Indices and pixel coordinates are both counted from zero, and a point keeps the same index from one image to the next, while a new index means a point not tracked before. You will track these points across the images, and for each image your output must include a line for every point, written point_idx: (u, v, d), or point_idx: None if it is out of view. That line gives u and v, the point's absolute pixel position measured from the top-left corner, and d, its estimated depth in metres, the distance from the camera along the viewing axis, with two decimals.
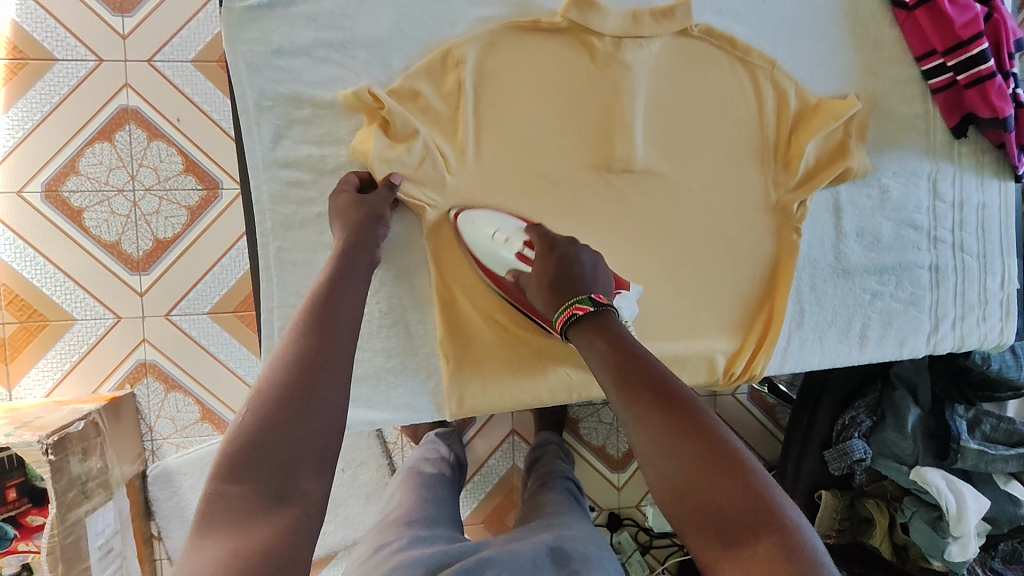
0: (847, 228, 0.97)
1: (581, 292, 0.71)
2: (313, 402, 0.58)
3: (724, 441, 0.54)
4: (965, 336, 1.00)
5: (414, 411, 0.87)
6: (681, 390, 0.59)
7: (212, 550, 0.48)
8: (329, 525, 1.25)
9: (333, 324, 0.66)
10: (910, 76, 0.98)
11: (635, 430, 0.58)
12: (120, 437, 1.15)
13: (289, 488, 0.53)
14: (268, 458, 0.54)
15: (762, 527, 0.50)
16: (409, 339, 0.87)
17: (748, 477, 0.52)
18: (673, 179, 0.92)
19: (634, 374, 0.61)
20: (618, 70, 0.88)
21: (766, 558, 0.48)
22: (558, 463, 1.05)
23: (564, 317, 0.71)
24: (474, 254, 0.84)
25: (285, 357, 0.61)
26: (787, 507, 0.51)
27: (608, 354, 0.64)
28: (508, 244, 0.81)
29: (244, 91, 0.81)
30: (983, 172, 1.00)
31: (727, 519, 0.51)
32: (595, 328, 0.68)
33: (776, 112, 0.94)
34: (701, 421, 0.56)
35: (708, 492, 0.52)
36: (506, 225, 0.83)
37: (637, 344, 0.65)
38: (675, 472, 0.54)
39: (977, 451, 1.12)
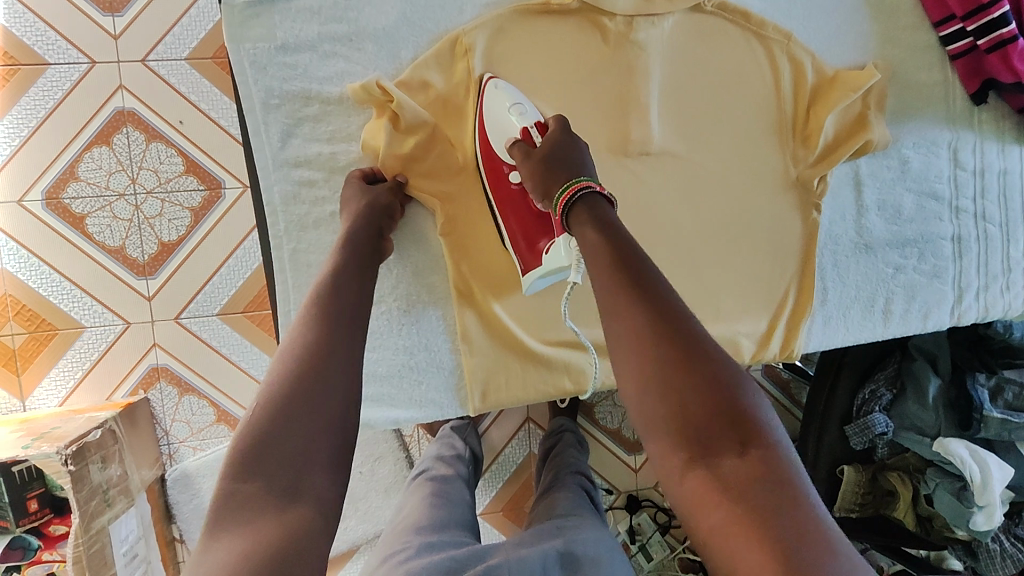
0: (868, 202, 0.95)
1: (586, 175, 0.69)
2: (326, 386, 0.57)
3: (709, 350, 0.53)
4: (989, 307, 0.99)
5: (437, 408, 0.86)
6: (670, 293, 0.57)
7: (224, 549, 0.46)
8: (351, 520, 1.25)
9: (342, 312, 0.64)
10: (927, 43, 0.96)
11: (620, 329, 0.56)
12: (137, 442, 1.15)
13: (303, 484, 0.51)
14: (278, 448, 0.52)
15: (736, 435, 0.49)
16: (430, 336, 0.85)
17: (730, 388, 0.51)
18: (689, 160, 0.90)
19: (626, 272, 0.58)
20: (630, 50, 0.86)
21: (738, 466, 0.48)
22: (568, 455, 1.04)
23: (569, 192, 0.67)
24: (483, 115, 0.80)
25: (297, 343, 0.59)
26: (772, 428, 0.50)
27: (598, 248, 0.62)
28: (518, 119, 0.77)
29: (250, 91, 0.79)
30: (1004, 139, 0.99)
31: (707, 427, 0.50)
32: (589, 220, 0.64)
33: (794, 87, 0.92)
34: (691, 330, 0.54)
35: (687, 395, 0.51)
36: (526, 106, 0.79)
37: (634, 246, 0.61)
38: (655, 374, 0.53)
39: (1000, 421, 1.10)
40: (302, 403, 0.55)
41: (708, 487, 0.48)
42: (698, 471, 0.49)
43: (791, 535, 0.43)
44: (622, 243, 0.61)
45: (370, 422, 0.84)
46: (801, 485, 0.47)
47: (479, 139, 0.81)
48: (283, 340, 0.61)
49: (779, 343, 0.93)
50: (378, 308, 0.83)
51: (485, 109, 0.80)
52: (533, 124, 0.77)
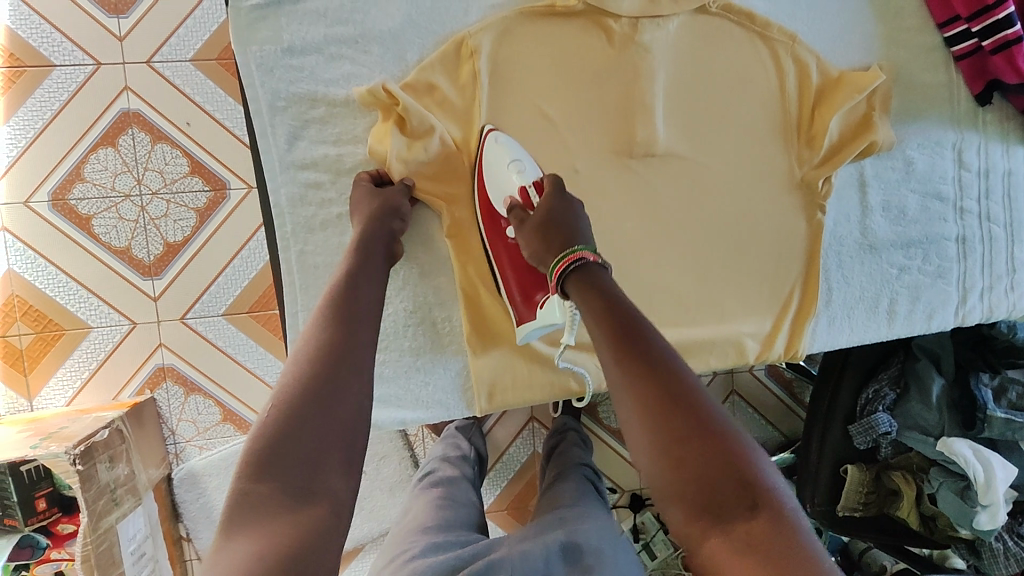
0: (872, 203, 0.95)
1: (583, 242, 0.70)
2: (339, 393, 0.57)
3: (715, 418, 0.53)
4: (993, 307, 0.99)
5: (444, 408, 0.86)
6: (671, 361, 0.57)
7: (239, 547, 0.46)
8: (356, 518, 1.26)
9: (355, 316, 0.64)
10: (932, 44, 0.96)
11: (627, 403, 0.56)
12: (144, 442, 1.16)
13: (314, 485, 0.52)
14: (289, 453, 0.52)
15: (751, 503, 0.49)
16: (436, 337, 0.85)
17: (741, 456, 0.51)
18: (695, 162, 0.90)
19: (629, 341, 0.59)
20: (635, 52, 0.86)
21: (755, 536, 0.47)
22: (573, 451, 1.05)
23: (564, 263, 0.69)
24: (482, 168, 0.81)
25: (308, 348, 0.60)
26: (781, 491, 0.50)
27: (601, 317, 0.62)
28: (518, 177, 0.79)
29: (257, 93, 0.79)
30: (1008, 139, 0.99)
31: (719, 494, 0.49)
32: (590, 287, 0.65)
33: (798, 88, 0.92)
34: (697, 398, 0.54)
35: (698, 463, 0.51)
36: (526, 163, 0.80)
37: (635, 311, 0.62)
38: (664, 444, 0.53)
39: (1004, 421, 1.11)
40: (313, 413, 0.55)
41: (728, 556, 0.47)
42: (716, 542, 0.48)
43: None
44: (624, 311, 0.62)
45: (378, 422, 0.84)
46: (818, 552, 0.46)
47: (478, 194, 0.82)
48: (296, 345, 0.61)
49: (783, 343, 0.94)
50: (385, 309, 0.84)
51: (484, 162, 0.81)
52: (531, 185, 0.78)
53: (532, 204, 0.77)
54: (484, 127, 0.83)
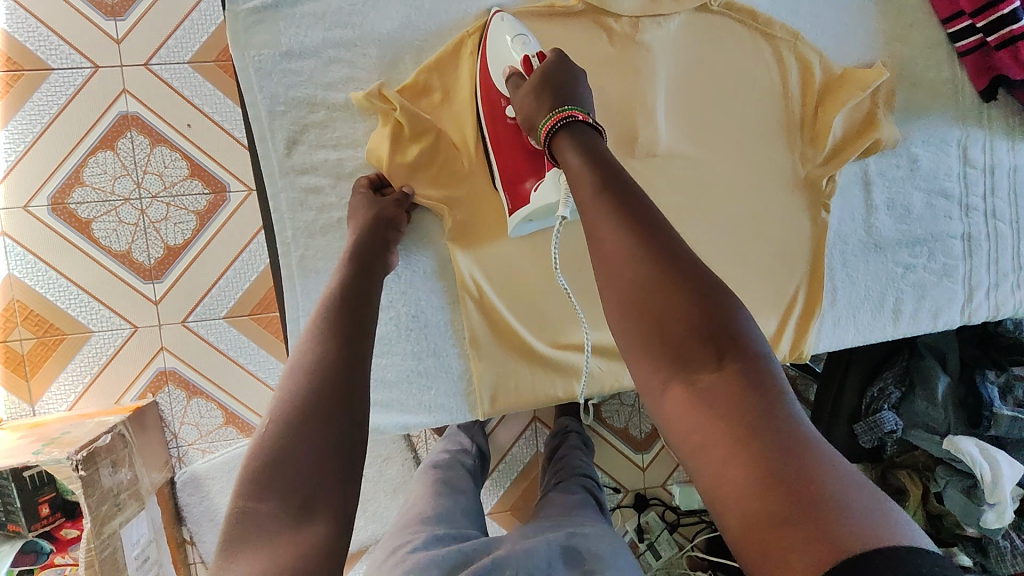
0: (877, 201, 0.94)
1: (576, 103, 0.68)
2: (343, 391, 0.58)
3: (691, 264, 0.52)
4: (999, 305, 0.98)
5: (447, 412, 0.85)
6: (648, 209, 0.56)
7: (243, 567, 0.46)
8: (359, 521, 1.26)
9: (361, 327, 0.65)
10: (936, 39, 0.95)
11: (601, 250, 0.56)
12: (147, 446, 1.15)
13: (316, 500, 0.51)
14: (292, 467, 0.52)
15: (719, 350, 0.48)
16: (438, 340, 0.84)
17: (714, 303, 0.50)
18: (697, 160, 0.89)
19: (607, 194, 0.57)
20: (637, 52, 0.85)
21: (716, 383, 0.47)
22: (575, 457, 1.04)
23: (553, 121, 0.66)
24: (486, 49, 0.78)
25: (302, 366, 0.59)
26: (755, 340, 0.49)
27: (579, 173, 0.61)
28: (519, 49, 0.75)
29: (256, 98, 0.78)
30: (1014, 135, 0.98)
31: (687, 341, 0.49)
32: (574, 146, 0.63)
33: (801, 85, 0.91)
34: (675, 248, 0.53)
35: (667, 312, 0.51)
36: (530, 38, 0.76)
37: (616, 165, 0.60)
38: (636, 298, 0.52)
39: (1010, 418, 1.10)
40: (319, 418, 0.55)
41: (688, 405, 0.48)
42: (680, 391, 0.49)
43: (768, 447, 0.43)
44: (604, 163, 0.60)
45: (380, 426, 0.83)
46: (787, 401, 0.46)
47: (479, 72, 0.79)
48: (293, 353, 0.61)
49: (788, 344, 0.93)
50: (386, 313, 0.83)
51: (489, 42, 0.78)
52: (533, 54, 0.74)
53: (531, 72, 0.72)
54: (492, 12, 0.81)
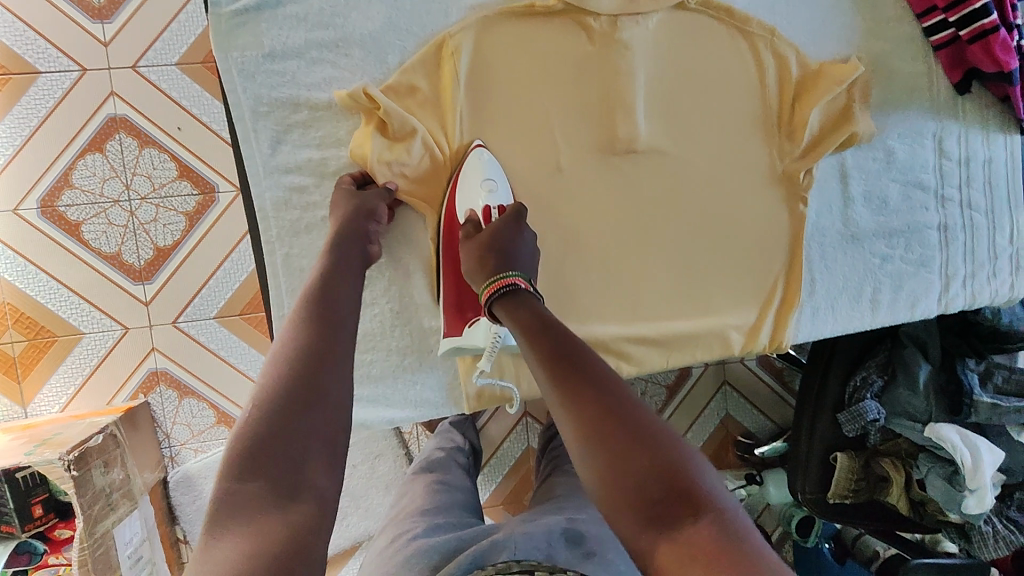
0: (854, 194, 0.96)
1: (520, 270, 0.75)
2: (322, 395, 0.58)
3: (645, 421, 0.55)
4: (976, 294, 1.00)
5: (433, 407, 0.86)
6: (598, 369, 0.60)
7: (229, 543, 0.47)
8: (352, 517, 1.27)
9: (335, 317, 0.65)
10: (911, 33, 0.96)
11: (562, 417, 0.57)
12: (138, 445, 1.16)
13: (300, 483, 0.53)
14: (276, 450, 0.53)
15: (694, 507, 0.50)
16: (422, 336, 0.85)
17: (676, 461, 0.52)
18: (676, 157, 0.91)
19: (563, 363, 0.61)
20: (615, 50, 0.87)
21: (702, 539, 0.48)
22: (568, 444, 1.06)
23: (495, 286, 0.72)
24: (454, 186, 0.83)
25: (285, 354, 0.60)
26: (720, 495, 0.51)
27: (537, 338, 0.65)
28: (485, 197, 0.81)
29: (239, 99, 0.79)
30: (988, 127, 1.00)
31: (661, 500, 0.50)
32: (520, 309, 0.70)
33: (778, 80, 0.92)
34: (631, 406, 0.56)
35: (638, 472, 0.52)
36: (496, 183, 0.83)
37: (564, 330, 0.66)
38: (605, 457, 0.53)
39: (989, 405, 1.15)
40: (299, 415, 0.56)
41: (679, 561, 0.47)
42: (667, 549, 0.48)
43: None
44: (554, 328, 0.66)
45: (366, 422, 0.84)
46: (764, 552, 0.48)
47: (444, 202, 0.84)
48: (274, 347, 0.62)
49: (768, 335, 0.94)
50: (371, 310, 0.83)
51: (458, 177, 0.82)
52: (494, 207, 0.82)
53: (488, 224, 0.80)
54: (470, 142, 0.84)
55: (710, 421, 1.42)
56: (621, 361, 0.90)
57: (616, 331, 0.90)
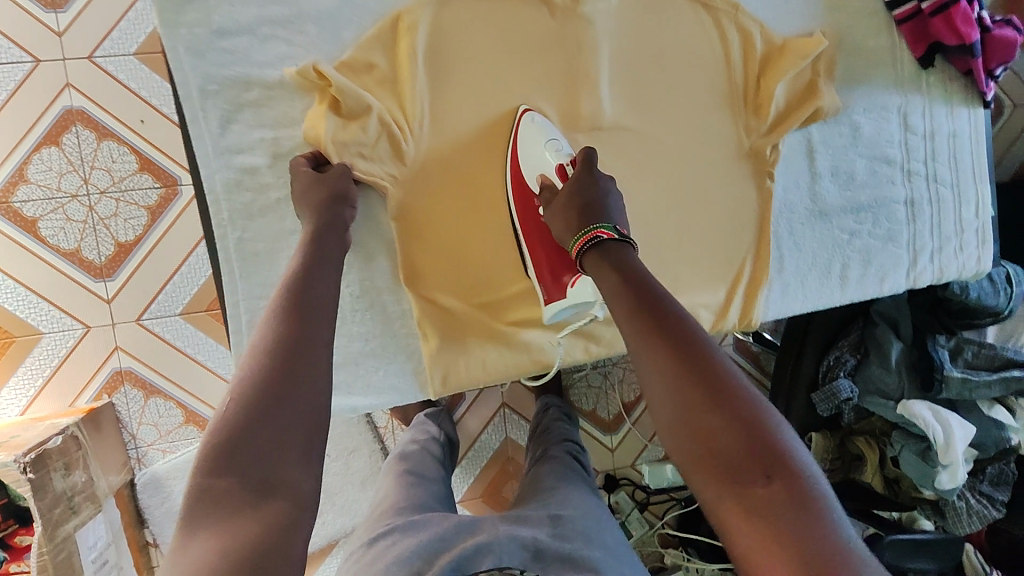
0: (821, 168, 0.95)
1: (603, 219, 0.72)
2: (299, 384, 0.55)
3: (727, 378, 0.55)
4: (943, 268, 1.01)
5: (399, 393, 0.83)
6: (681, 323, 0.59)
7: (199, 548, 0.45)
8: (328, 514, 1.24)
9: (309, 314, 0.62)
10: (875, 8, 0.95)
11: (644, 370, 0.58)
12: (103, 448, 1.12)
13: (274, 479, 0.50)
14: (247, 446, 0.50)
15: (766, 467, 0.49)
16: (387, 320, 0.82)
17: (756, 421, 0.52)
18: (643, 133, 0.89)
19: (649, 314, 0.61)
20: (577, 26, 0.84)
21: (768, 498, 0.48)
22: (560, 428, 1.06)
23: (581, 241, 0.71)
24: (515, 149, 0.82)
25: (264, 342, 0.58)
26: (799, 457, 0.50)
27: (621, 292, 0.64)
28: (554, 155, 0.81)
29: (186, 77, 0.76)
30: (952, 101, 0.99)
31: (735, 458, 0.50)
32: (606, 260, 0.68)
33: (743, 55, 0.91)
34: (718, 368, 0.56)
35: (713, 430, 0.52)
36: (560, 142, 0.82)
37: (652, 282, 0.64)
38: (684, 411, 0.54)
39: (961, 380, 1.20)
40: (274, 404, 0.53)
41: (741, 519, 0.48)
42: (731, 503, 0.49)
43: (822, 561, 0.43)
44: (641, 278, 0.65)
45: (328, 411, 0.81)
46: (833, 517, 0.47)
47: (508, 168, 0.83)
48: (253, 339, 0.59)
49: (738, 312, 0.93)
50: None
51: (519, 141, 0.82)
52: (567, 162, 0.81)
53: (566, 180, 0.79)
54: (517, 108, 0.84)
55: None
56: (590, 342, 0.87)
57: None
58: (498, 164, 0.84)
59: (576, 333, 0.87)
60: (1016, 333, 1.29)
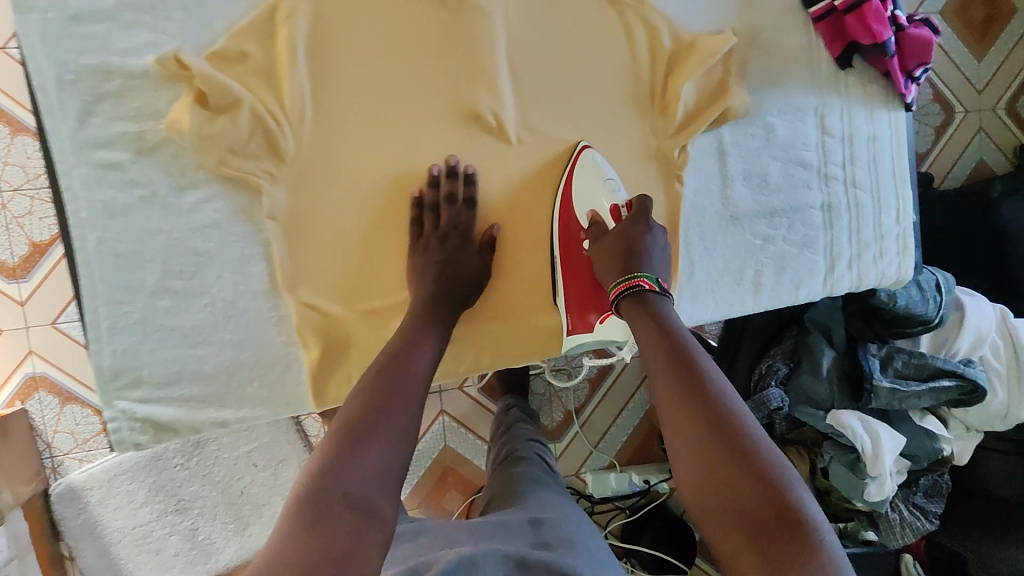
0: (732, 172, 0.92)
1: (648, 270, 0.75)
2: (385, 429, 0.61)
3: (752, 440, 0.57)
4: (862, 276, 0.98)
5: (278, 405, 0.79)
6: (713, 381, 0.62)
7: (290, 551, 0.50)
8: (258, 525, 1.18)
9: (401, 372, 0.68)
10: (790, 5, 0.91)
11: (675, 424, 0.60)
12: (7, 458, 1.01)
13: (372, 503, 0.56)
14: (348, 475, 0.56)
15: (788, 530, 0.51)
16: (262, 327, 0.77)
17: (781, 486, 0.53)
18: (546, 134, 0.84)
19: (684, 370, 0.63)
20: (472, 16, 0.79)
21: (790, 562, 0.49)
22: (521, 430, 1.06)
23: (622, 286, 0.74)
24: (570, 182, 0.83)
25: (358, 396, 0.64)
26: (817, 526, 0.51)
27: (656, 343, 0.67)
28: (610, 197, 0.83)
29: (40, 66, 0.69)
30: (872, 104, 0.96)
31: (758, 518, 0.52)
32: (644, 313, 0.71)
33: (650, 53, 0.86)
34: (744, 428, 0.58)
35: (736, 487, 0.54)
36: (615, 184, 0.84)
37: (688, 338, 0.68)
38: (709, 467, 0.56)
39: (890, 390, 1.17)
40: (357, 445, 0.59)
41: None
42: (753, 561, 0.50)
43: None
44: (677, 332, 0.68)
45: (197, 424, 0.76)
46: None
47: (558, 196, 0.84)
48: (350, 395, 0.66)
49: None
50: (200, 300, 0.75)
51: (573, 179, 0.83)
52: (621, 205, 0.83)
53: (617, 223, 0.81)
54: (578, 142, 0.85)
55: (633, 416, 1.41)
56: (483, 352, 0.85)
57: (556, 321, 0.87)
58: (387, 163, 0.79)
59: (469, 343, 0.85)
60: (950, 339, 1.24)
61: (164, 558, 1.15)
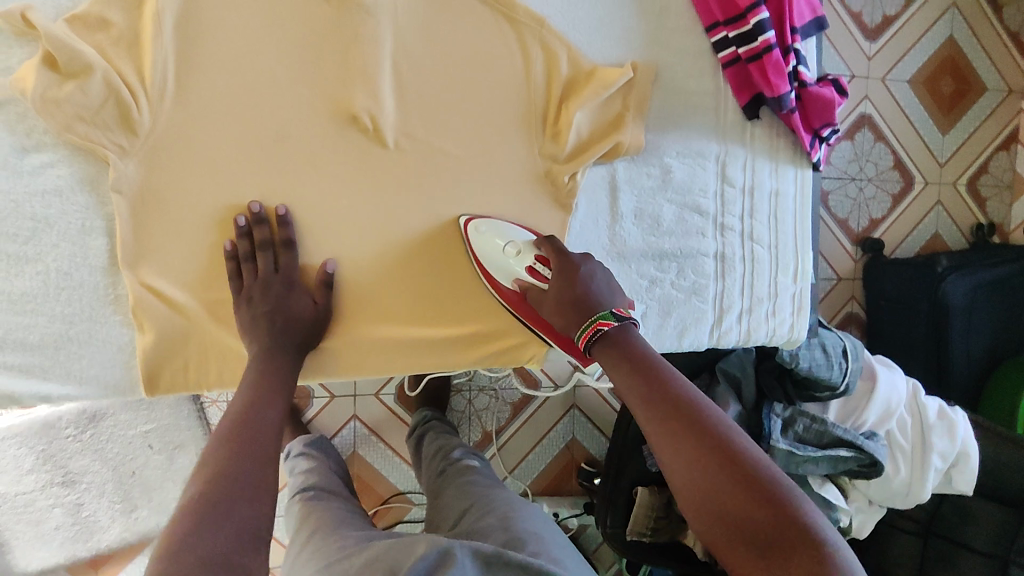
0: (623, 210, 0.89)
1: (601, 308, 0.73)
2: (242, 484, 0.59)
3: (750, 458, 0.57)
4: (751, 331, 0.95)
5: (105, 386, 0.77)
6: (699, 408, 0.62)
7: None
8: (143, 509, 1.12)
9: (249, 431, 0.65)
10: (699, 48, 0.90)
11: (671, 459, 0.60)
12: None
13: (233, 558, 0.53)
14: (210, 529, 0.53)
15: (803, 545, 0.52)
16: (97, 303, 0.74)
17: (787, 500, 0.54)
18: (428, 144, 0.82)
19: (667, 404, 0.63)
20: (355, 13, 0.76)
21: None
22: (455, 451, 1.00)
23: (588, 331, 0.72)
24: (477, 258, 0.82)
25: (210, 461, 0.61)
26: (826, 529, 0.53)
27: (637, 379, 0.66)
28: (517, 258, 0.81)
29: None
30: (777, 158, 0.94)
31: (770, 537, 0.53)
32: (618, 351, 0.70)
33: (545, 77, 0.85)
34: (740, 446, 0.58)
35: (745, 511, 0.54)
36: (516, 238, 0.82)
37: (664, 367, 0.67)
38: (714, 498, 0.56)
39: (786, 452, 1.11)
40: (223, 501, 0.56)
41: None
42: None
43: None
44: (651, 365, 0.67)
45: (16, 396, 0.73)
46: None
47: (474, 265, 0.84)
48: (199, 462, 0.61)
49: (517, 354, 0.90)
50: (30, 266, 0.72)
51: (477, 251, 0.82)
52: (534, 262, 0.80)
53: (543, 279, 0.80)
54: (457, 217, 0.84)
55: (552, 446, 1.37)
56: (333, 358, 0.83)
57: (467, 330, 0.86)
58: (250, 152, 0.76)
59: (319, 350, 0.82)
60: (858, 409, 1.18)
61: (43, 531, 1.05)
